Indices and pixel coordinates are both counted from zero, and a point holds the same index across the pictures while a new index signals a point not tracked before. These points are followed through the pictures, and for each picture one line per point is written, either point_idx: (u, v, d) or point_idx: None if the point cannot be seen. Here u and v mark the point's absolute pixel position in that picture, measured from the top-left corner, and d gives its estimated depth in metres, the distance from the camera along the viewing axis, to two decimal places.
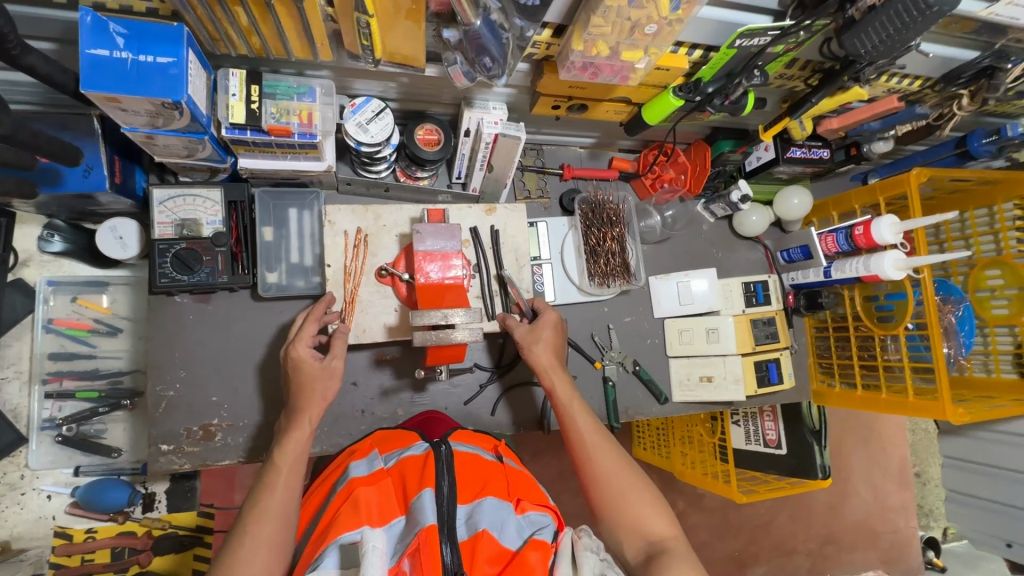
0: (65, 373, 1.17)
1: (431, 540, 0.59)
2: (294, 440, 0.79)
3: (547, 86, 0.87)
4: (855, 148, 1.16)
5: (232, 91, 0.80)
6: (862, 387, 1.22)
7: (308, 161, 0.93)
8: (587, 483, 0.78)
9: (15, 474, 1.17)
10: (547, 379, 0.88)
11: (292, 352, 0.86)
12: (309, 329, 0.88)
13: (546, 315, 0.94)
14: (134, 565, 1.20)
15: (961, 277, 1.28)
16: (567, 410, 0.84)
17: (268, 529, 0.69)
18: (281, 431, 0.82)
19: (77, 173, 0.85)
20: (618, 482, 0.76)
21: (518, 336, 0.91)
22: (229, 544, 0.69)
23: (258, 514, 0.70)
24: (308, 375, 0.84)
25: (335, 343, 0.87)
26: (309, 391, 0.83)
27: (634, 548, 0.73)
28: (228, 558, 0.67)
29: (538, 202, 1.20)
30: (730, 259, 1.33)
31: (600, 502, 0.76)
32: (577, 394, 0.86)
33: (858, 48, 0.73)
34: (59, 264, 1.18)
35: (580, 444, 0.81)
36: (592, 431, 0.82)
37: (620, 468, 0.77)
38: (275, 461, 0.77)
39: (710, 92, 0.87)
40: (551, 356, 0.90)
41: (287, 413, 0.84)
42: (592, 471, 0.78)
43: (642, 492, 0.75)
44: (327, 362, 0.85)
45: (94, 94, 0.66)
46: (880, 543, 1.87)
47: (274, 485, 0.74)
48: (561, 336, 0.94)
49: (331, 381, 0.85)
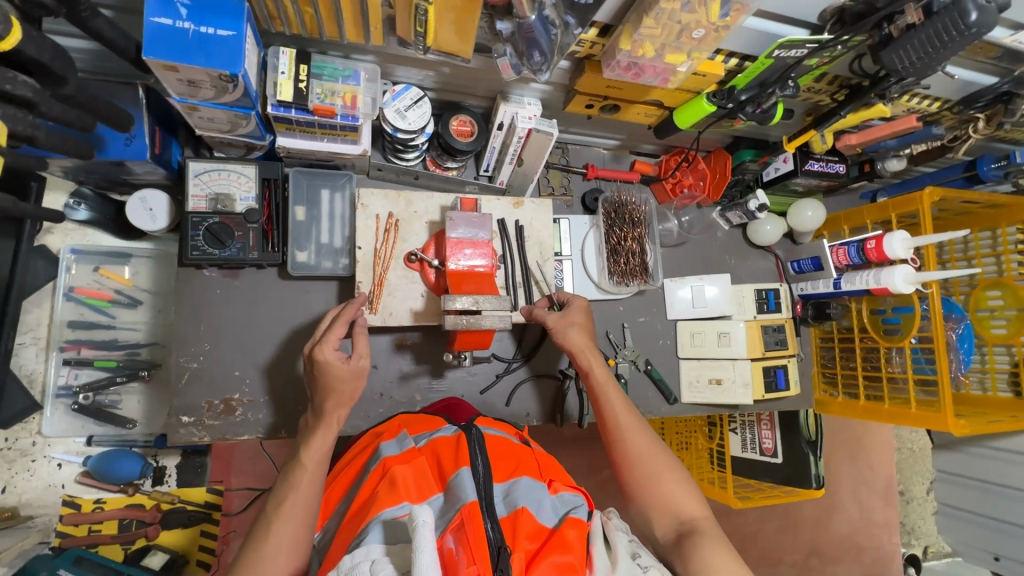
0: (84, 342, 1.19)
1: (474, 514, 0.61)
2: (320, 439, 0.78)
3: (587, 84, 0.89)
4: (869, 165, 1.21)
5: (281, 69, 0.81)
6: (865, 398, 1.25)
7: (344, 144, 0.95)
8: (621, 464, 0.84)
9: (27, 441, 1.19)
10: (583, 361, 0.92)
11: (317, 355, 0.81)
12: (337, 331, 0.84)
13: (574, 302, 0.97)
14: (141, 538, 1.22)
15: (962, 296, 1.31)
16: (603, 393, 0.89)
17: (290, 531, 0.70)
18: (309, 427, 0.81)
19: (118, 142, 0.86)
20: (652, 464, 0.82)
21: (551, 323, 0.94)
22: (249, 542, 0.70)
23: (283, 514, 0.70)
24: (336, 377, 0.80)
25: (360, 342, 0.84)
26: (341, 397, 0.81)
27: (664, 525, 0.79)
28: (248, 558, 0.68)
29: (561, 199, 1.22)
30: (743, 266, 1.36)
31: (634, 481, 0.82)
32: (612, 378, 0.91)
33: (895, 64, 0.78)
34: (83, 233, 1.20)
35: (615, 427, 0.86)
36: (626, 413, 0.87)
37: (653, 450, 0.83)
38: (302, 459, 0.76)
39: (743, 99, 0.90)
40: (585, 340, 0.94)
41: (313, 410, 0.82)
42: (626, 452, 0.83)
43: (674, 473, 0.81)
44: (353, 361, 0.82)
45: (155, 61, 0.68)
46: (863, 558, 1.90)
47: (298, 485, 0.73)
48: (590, 320, 0.98)
49: (359, 380, 0.83)
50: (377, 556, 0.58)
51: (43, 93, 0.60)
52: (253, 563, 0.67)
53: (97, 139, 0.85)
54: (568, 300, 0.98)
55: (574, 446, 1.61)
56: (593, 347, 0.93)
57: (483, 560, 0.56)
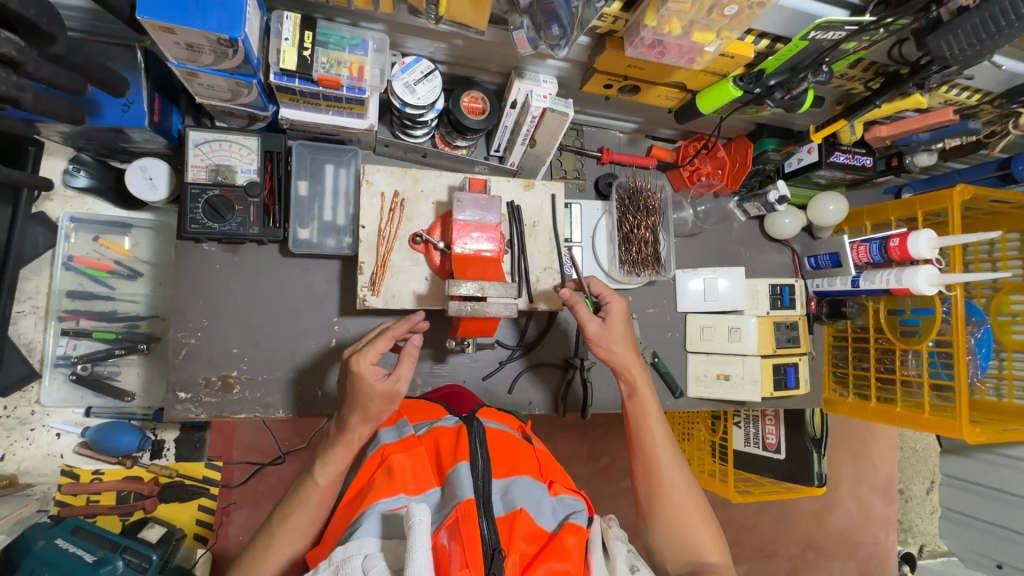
0: (83, 312, 1.18)
1: (470, 513, 0.59)
2: (336, 460, 0.75)
3: (606, 63, 0.85)
4: (897, 159, 1.14)
5: (285, 35, 0.77)
6: (877, 400, 1.21)
7: (350, 118, 0.91)
8: (651, 493, 0.80)
9: (25, 410, 1.19)
10: (626, 377, 0.88)
11: (353, 365, 0.75)
12: (381, 344, 0.78)
13: (613, 303, 0.90)
14: (139, 510, 1.22)
15: (983, 299, 1.25)
16: (643, 423, 0.85)
17: (288, 547, 0.72)
18: (331, 438, 0.78)
19: (116, 107, 0.83)
20: (682, 499, 0.79)
21: (592, 333, 0.88)
22: (258, 539, 0.74)
23: (287, 529, 0.73)
24: (366, 394, 0.74)
25: (403, 362, 0.77)
26: (367, 414, 0.75)
27: (676, 560, 0.78)
28: (251, 555, 0.73)
29: (574, 182, 1.18)
30: (758, 259, 1.32)
31: (659, 512, 0.79)
32: (654, 407, 0.86)
33: (943, 51, 0.72)
34: (83, 201, 1.18)
35: (653, 454, 0.82)
36: (665, 448, 0.82)
37: (686, 489, 0.80)
38: (315, 476, 0.75)
39: (772, 85, 0.85)
40: (630, 354, 0.88)
41: (337, 420, 0.78)
42: (657, 485, 0.80)
43: (701, 516, 0.79)
44: (389, 383, 0.75)
45: (150, 22, 0.65)
46: (859, 554, 1.89)
47: (308, 503, 0.74)
48: (631, 328, 0.91)
49: (389, 404, 0.76)
50: (370, 551, 0.57)
51: (29, 51, 0.57)
52: (252, 569, 0.72)
53: (93, 103, 0.82)
54: (605, 299, 0.91)
55: (574, 433, 1.59)
56: (638, 365, 0.88)
57: (477, 563, 0.55)
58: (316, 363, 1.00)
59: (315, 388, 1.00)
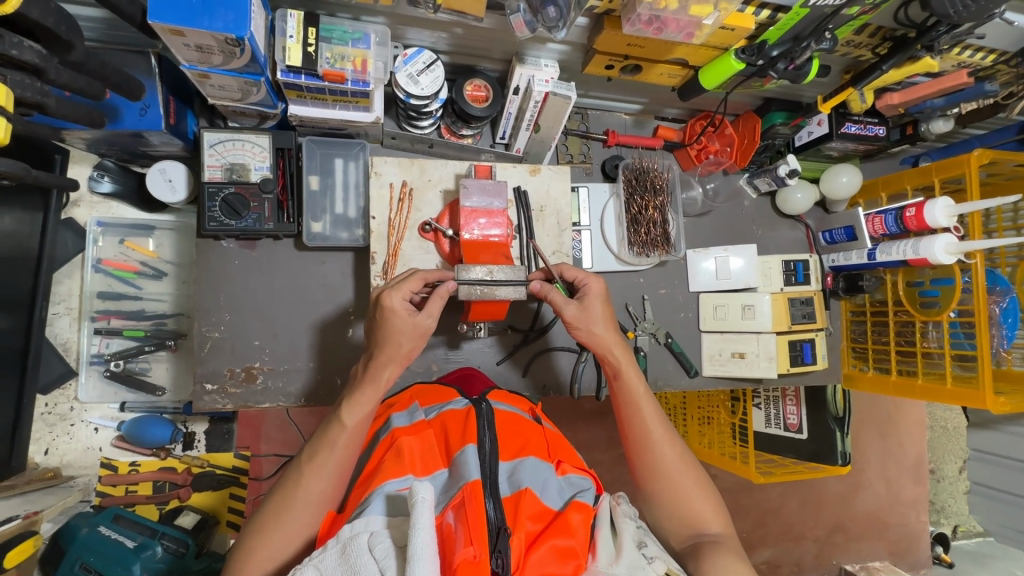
0: (113, 312, 1.24)
1: (475, 493, 0.61)
2: (361, 403, 0.76)
3: (605, 42, 0.85)
4: (912, 127, 1.12)
5: (290, 33, 0.80)
6: (897, 373, 1.19)
7: (356, 111, 0.93)
8: (646, 473, 0.80)
9: (65, 406, 1.26)
10: (611, 359, 0.86)
11: (386, 301, 0.78)
12: (412, 284, 0.80)
13: (591, 286, 0.87)
14: (174, 499, 1.27)
15: (1009, 268, 1.20)
16: (632, 406, 0.84)
17: (315, 489, 0.72)
18: (357, 383, 0.79)
19: (134, 111, 0.87)
20: (678, 474, 0.79)
21: (570, 317, 0.86)
22: (282, 484, 0.74)
23: (315, 468, 0.72)
24: (397, 331, 0.78)
25: (432, 300, 0.80)
26: (396, 351, 0.78)
27: (679, 535, 0.78)
28: (276, 498, 0.72)
29: (580, 166, 1.19)
30: (770, 238, 1.30)
31: (657, 491, 0.80)
32: (641, 389, 0.85)
33: (946, 9, 0.73)
34: (107, 206, 1.25)
35: (644, 436, 0.82)
36: (658, 425, 0.82)
37: (682, 465, 0.80)
38: (342, 418, 0.75)
39: (774, 56, 0.84)
40: (611, 334, 0.87)
41: (364, 364, 0.80)
42: (653, 465, 0.80)
43: (699, 489, 0.79)
44: (419, 320, 0.79)
45: (161, 26, 0.68)
46: (888, 534, 1.86)
47: (333, 445, 0.74)
48: (608, 306, 0.89)
49: (418, 341, 0.79)
50: (376, 529, 0.59)
51: (50, 59, 0.61)
52: (279, 510, 0.71)
53: (113, 109, 0.86)
54: (581, 282, 0.89)
55: (593, 419, 1.61)
56: (619, 345, 0.86)
57: (480, 541, 0.57)
58: (335, 352, 1.03)
59: (335, 376, 1.03)
